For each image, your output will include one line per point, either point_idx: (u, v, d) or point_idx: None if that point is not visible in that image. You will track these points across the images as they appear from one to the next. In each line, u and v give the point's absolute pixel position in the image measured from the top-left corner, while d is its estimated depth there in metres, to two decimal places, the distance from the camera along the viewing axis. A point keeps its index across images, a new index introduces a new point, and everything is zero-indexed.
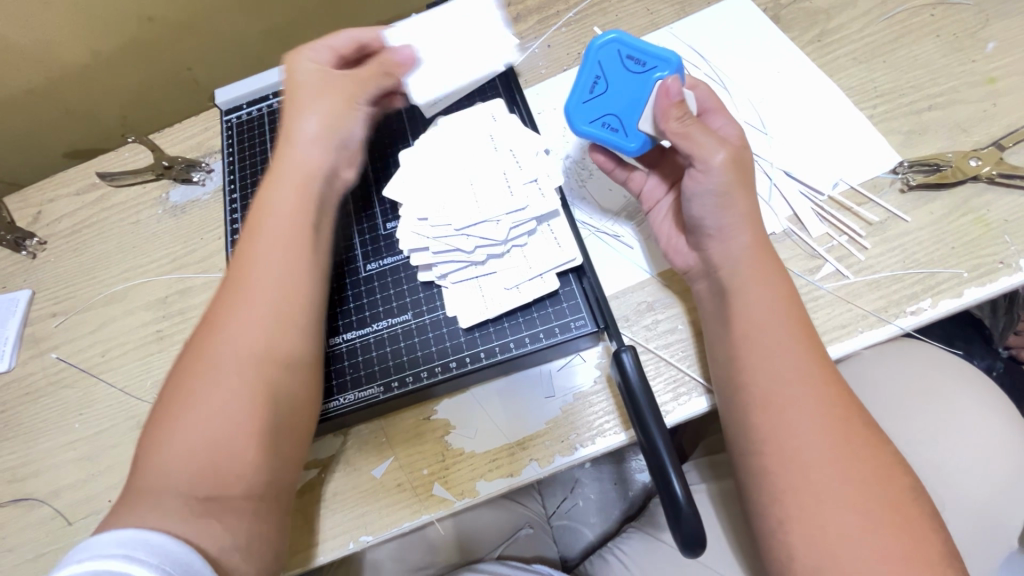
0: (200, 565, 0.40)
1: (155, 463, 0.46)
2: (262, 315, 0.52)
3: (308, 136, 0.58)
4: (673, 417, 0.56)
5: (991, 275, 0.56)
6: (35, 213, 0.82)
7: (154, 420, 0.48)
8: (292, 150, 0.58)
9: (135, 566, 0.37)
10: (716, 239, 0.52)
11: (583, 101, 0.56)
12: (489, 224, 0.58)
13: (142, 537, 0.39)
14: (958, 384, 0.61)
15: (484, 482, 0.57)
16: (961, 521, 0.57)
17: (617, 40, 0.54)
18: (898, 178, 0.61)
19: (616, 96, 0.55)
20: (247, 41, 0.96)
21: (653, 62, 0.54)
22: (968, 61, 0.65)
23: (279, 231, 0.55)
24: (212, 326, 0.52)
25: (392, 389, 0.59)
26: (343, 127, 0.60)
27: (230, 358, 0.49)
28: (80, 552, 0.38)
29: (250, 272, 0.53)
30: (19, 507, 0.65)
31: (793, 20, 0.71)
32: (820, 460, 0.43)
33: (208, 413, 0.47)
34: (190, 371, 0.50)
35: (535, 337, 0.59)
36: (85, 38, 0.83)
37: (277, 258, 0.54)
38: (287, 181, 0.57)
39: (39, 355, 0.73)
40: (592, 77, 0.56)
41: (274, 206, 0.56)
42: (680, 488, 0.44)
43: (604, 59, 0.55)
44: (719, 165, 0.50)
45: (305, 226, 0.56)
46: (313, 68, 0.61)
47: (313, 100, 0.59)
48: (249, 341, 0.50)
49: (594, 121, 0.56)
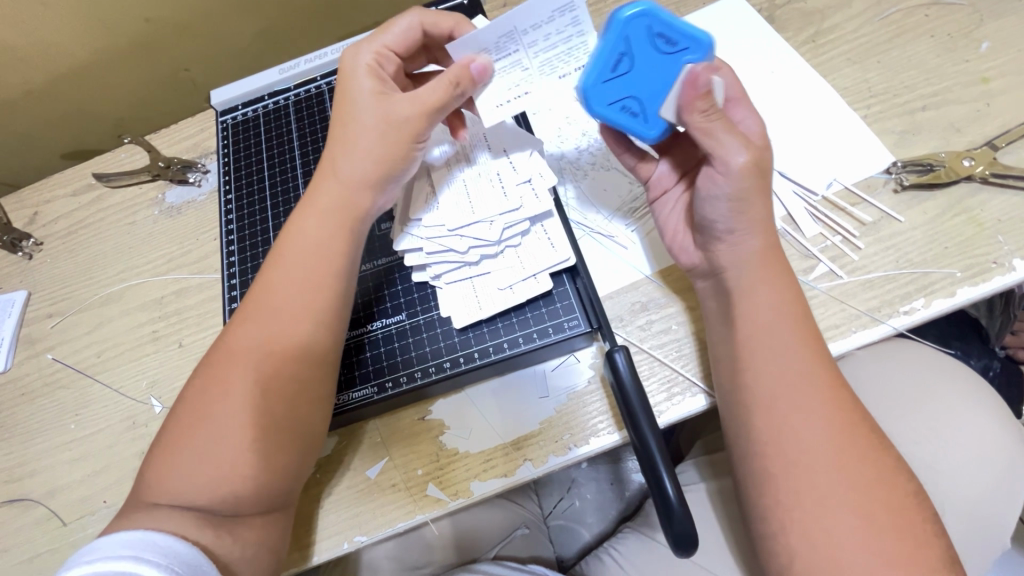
0: (207, 565, 0.43)
1: (167, 488, 0.46)
2: (284, 350, 0.50)
3: (354, 173, 0.53)
4: (667, 417, 0.56)
5: (984, 275, 0.56)
6: (31, 214, 0.82)
7: (166, 441, 0.49)
8: (333, 182, 0.54)
9: (145, 567, 0.40)
10: (728, 241, 0.51)
11: (602, 80, 0.50)
12: (483, 224, 0.58)
13: (150, 539, 0.42)
14: (952, 384, 0.61)
15: (478, 482, 0.57)
16: (956, 520, 0.57)
17: (650, 14, 0.48)
18: (891, 178, 0.61)
19: (639, 79, 0.50)
20: (243, 42, 0.97)
21: (685, 43, 0.49)
22: (962, 61, 0.65)
23: (307, 266, 0.52)
24: (234, 351, 0.50)
25: (386, 390, 0.59)
26: (394, 169, 0.53)
27: (248, 396, 0.48)
28: (88, 554, 0.40)
29: (275, 302, 0.52)
30: (14, 508, 0.65)
31: (788, 21, 0.71)
32: (811, 459, 0.43)
33: (220, 447, 0.47)
34: (208, 393, 0.49)
35: (529, 338, 0.59)
36: (81, 39, 0.84)
37: (301, 292, 0.52)
38: (326, 213, 0.54)
39: (35, 356, 0.74)
40: (616, 53, 0.49)
41: (306, 236, 0.54)
42: (671, 487, 0.44)
43: (632, 35, 0.48)
44: (741, 168, 0.47)
45: (337, 263, 0.53)
46: (372, 91, 0.53)
47: (370, 133, 0.53)
48: (269, 371, 0.49)
49: (611, 104, 0.51)
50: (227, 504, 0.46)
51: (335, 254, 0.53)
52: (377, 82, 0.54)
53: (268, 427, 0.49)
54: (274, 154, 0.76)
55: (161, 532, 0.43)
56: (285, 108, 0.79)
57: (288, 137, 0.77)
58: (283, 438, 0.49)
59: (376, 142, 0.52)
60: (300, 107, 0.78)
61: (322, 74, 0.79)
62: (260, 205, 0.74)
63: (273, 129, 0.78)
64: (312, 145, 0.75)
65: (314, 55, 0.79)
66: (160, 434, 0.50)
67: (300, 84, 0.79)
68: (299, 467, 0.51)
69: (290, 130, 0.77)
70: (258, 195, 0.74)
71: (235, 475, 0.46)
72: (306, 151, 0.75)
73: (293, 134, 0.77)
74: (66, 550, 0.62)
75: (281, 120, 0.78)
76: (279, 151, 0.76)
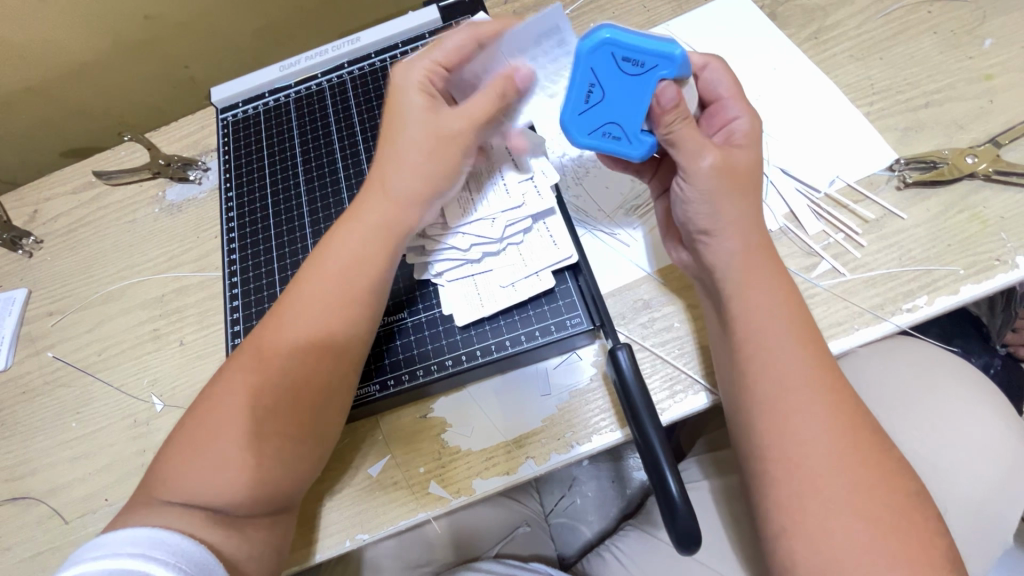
0: (213, 564, 0.42)
1: (180, 486, 0.46)
2: (320, 367, 0.50)
3: (401, 191, 0.53)
4: (669, 414, 0.56)
5: (987, 272, 0.56)
6: (32, 211, 0.82)
7: (185, 438, 0.48)
8: (379, 197, 0.54)
9: (152, 564, 0.40)
10: (707, 242, 0.51)
11: (579, 112, 0.51)
12: (484, 222, 0.58)
13: (155, 536, 0.42)
14: (955, 381, 0.61)
15: (481, 480, 0.57)
16: (959, 518, 0.57)
17: (610, 41, 0.48)
18: (894, 175, 0.61)
19: (613, 104, 0.50)
20: (243, 39, 0.96)
21: (653, 61, 0.48)
22: (965, 58, 0.65)
23: (345, 280, 0.52)
24: (269, 361, 0.50)
25: (387, 388, 0.59)
26: (439, 187, 0.53)
27: (277, 407, 0.48)
28: (94, 551, 0.40)
29: (313, 314, 0.51)
30: (16, 506, 0.65)
31: (790, 17, 0.71)
32: (815, 458, 0.43)
33: (240, 451, 0.47)
34: (238, 401, 0.49)
35: (531, 336, 0.59)
36: (81, 36, 0.83)
37: (335, 304, 0.52)
38: (367, 228, 0.54)
39: (36, 354, 0.73)
40: (585, 85, 0.50)
41: (344, 247, 0.53)
42: (674, 486, 0.44)
43: (597, 66, 0.49)
44: (704, 172, 0.49)
45: (373, 279, 0.53)
46: (424, 104, 0.53)
47: (420, 148, 0.53)
48: (303, 385, 0.50)
49: (593, 132, 0.51)
50: (234, 505, 0.46)
51: (370, 267, 0.53)
52: (427, 97, 0.53)
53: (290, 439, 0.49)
54: (275, 151, 0.76)
55: (166, 530, 0.43)
56: (286, 105, 0.78)
57: (288, 134, 0.77)
58: (302, 449, 0.50)
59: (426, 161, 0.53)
60: (301, 104, 0.78)
61: (323, 71, 0.79)
62: (261, 202, 0.73)
63: (273, 127, 0.77)
64: (313, 142, 0.75)
65: (314, 53, 0.79)
66: (179, 429, 0.50)
67: (300, 81, 0.79)
68: (305, 467, 0.51)
69: (291, 128, 0.77)
70: (259, 193, 0.74)
71: (236, 474, 0.46)
72: (307, 148, 0.75)
73: (294, 131, 0.76)
74: (68, 548, 0.62)
75: (281, 118, 0.78)
76: (279, 148, 0.76)
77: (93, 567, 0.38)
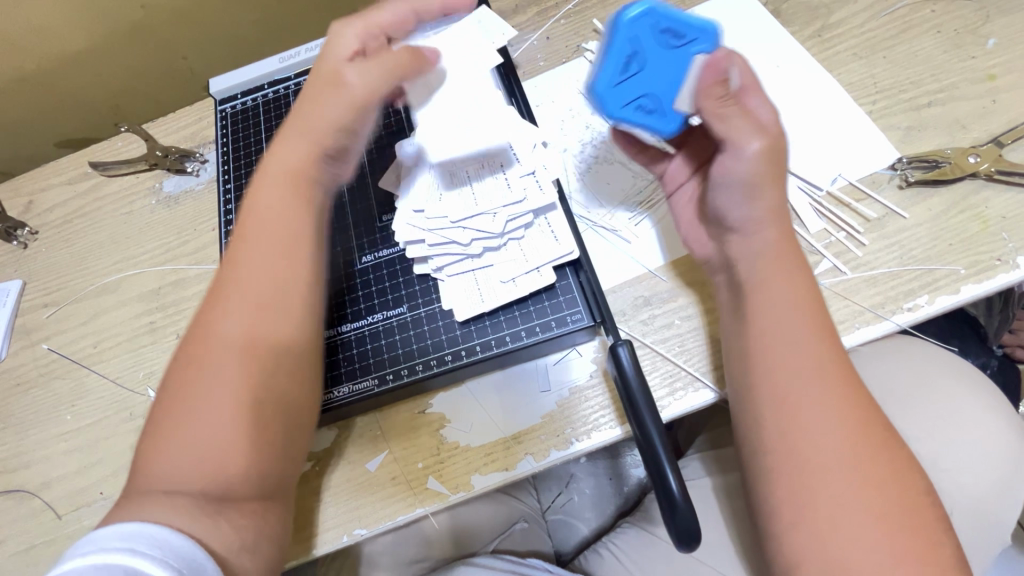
0: (204, 561, 0.40)
1: (156, 470, 0.45)
2: (260, 317, 0.50)
3: (316, 128, 0.54)
4: (669, 411, 0.56)
5: (989, 272, 0.56)
6: (27, 202, 0.81)
7: (152, 425, 0.48)
8: (296, 136, 0.54)
9: (141, 560, 0.37)
10: (741, 235, 0.51)
11: (615, 83, 0.52)
12: (486, 217, 0.58)
13: (146, 531, 0.39)
14: (955, 380, 0.61)
15: (479, 475, 0.57)
16: (957, 516, 0.57)
17: (651, 13, 0.51)
18: (897, 174, 0.61)
19: (650, 77, 0.52)
20: (242, 30, 0.95)
21: (691, 35, 0.52)
22: (968, 58, 0.65)
23: (281, 229, 0.53)
24: (209, 325, 0.50)
25: (386, 382, 0.59)
26: (357, 124, 0.55)
27: (229, 362, 0.48)
28: (83, 546, 0.37)
29: (250, 269, 0.52)
30: (9, 499, 0.64)
31: (794, 14, 0.70)
32: (821, 453, 0.43)
33: (208, 411, 0.47)
34: (187, 371, 0.49)
35: (531, 332, 0.58)
36: (77, 25, 0.82)
37: (273, 253, 0.52)
38: (284, 176, 0.54)
39: (30, 346, 0.73)
40: (626, 55, 0.52)
41: (266, 200, 0.54)
42: (674, 482, 0.44)
43: (637, 33, 0.51)
44: (753, 155, 0.49)
45: (306, 227, 0.54)
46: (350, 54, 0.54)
47: (331, 92, 0.53)
48: (245, 338, 0.49)
49: (627, 106, 0.52)
50: (220, 480, 0.45)
51: (303, 210, 0.54)
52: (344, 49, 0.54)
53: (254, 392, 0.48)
54: (274, 144, 0.75)
55: (159, 525, 0.40)
56: (286, 97, 0.78)
57: None
58: (269, 408, 0.49)
59: (346, 108, 0.53)
60: (300, 96, 0.77)
61: None
62: None
63: (273, 119, 0.77)
64: None
65: (315, 45, 0.78)
66: (145, 423, 0.49)
67: (300, 73, 0.78)
68: (282, 435, 0.50)
69: None
70: None
71: (227, 465, 0.46)
72: None
73: None
74: (62, 542, 0.61)
75: (281, 110, 0.77)
76: None
77: (79, 564, 0.36)
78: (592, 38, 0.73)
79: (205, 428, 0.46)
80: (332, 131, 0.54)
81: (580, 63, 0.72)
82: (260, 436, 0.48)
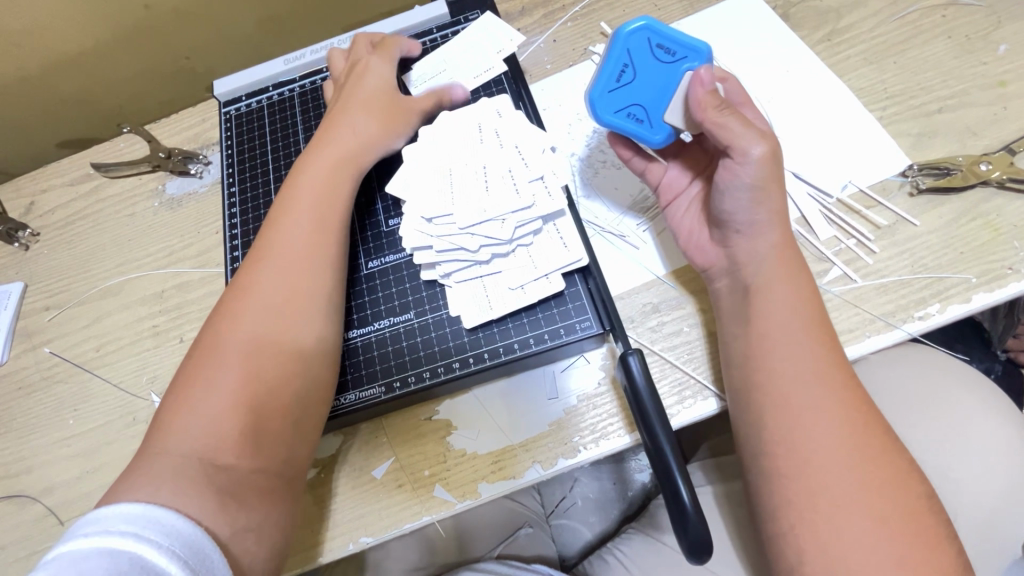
0: (209, 549, 0.39)
1: (176, 425, 0.45)
2: (294, 280, 0.53)
3: (358, 131, 0.62)
4: (678, 420, 0.55)
5: (1000, 280, 0.55)
6: (28, 203, 0.80)
7: (176, 383, 0.49)
8: (342, 134, 0.62)
9: (147, 548, 0.36)
10: (743, 236, 0.51)
11: (609, 90, 0.54)
12: (494, 222, 0.57)
13: (153, 514, 0.38)
14: (963, 389, 0.61)
15: (486, 483, 0.56)
16: (967, 526, 0.57)
17: (647, 29, 0.53)
18: (907, 181, 0.61)
19: (643, 88, 0.54)
20: (245, 30, 0.95)
21: (682, 52, 0.53)
22: (979, 63, 0.64)
23: (317, 205, 0.57)
24: (245, 288, 0.53)
25: (393, 390, 0.58)
26: (391, 136, 0.63)
27: (261, 326, 0.51)
28: (87, 526, 0.37)
29: (287, 238, 0.55)
30: (11, 504, 0.64)
31: (803, 19, 0.70)
32: (832, 464, 0.43)
33: (234, 367, 0.48)
34: (220, 330, 0.51)
35: (539, 339, 0.58)
36: (80, 24, 0.82)
37: (309, 224, 0.56)
38: (325, 161, 0.60)
39: (32, 349, 0.72)
40: (620, 65, 0.54)
41: (307, 178, 0.59)
42: (686, 493, 0.44)
43: (633, 47, 0.53)
44: (757, 160, 0.48)
45: (340, 205, 0.58)
46: (383, 80, 0.66)
47: (371, 107, 0.63)
48: (280, 299, 0.52)
49: (619, 112, 0.54)
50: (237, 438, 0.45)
51: (339, 191, 0.59)
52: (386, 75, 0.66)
53: (280, 356, 0.50)
54: (279, 146, 0.75)
55: (164, 508, 0.39)
56: (291, 99, 0.77)
57: (293, 128, 0.75)
58: (293, 370, 0.50)
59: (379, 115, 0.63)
60: (305, 99, 0.77)
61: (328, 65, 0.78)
62: (264, 198, 0.72)
63: (277, 121, 0.76)
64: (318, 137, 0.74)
65: (320, 46, 0.78)
66: (170, 381, 0.49)
67: (305, 75, 0.78)
68: (305, 400, 0.51)
69: (295, 122, 0.76)
70: (262, 188, 0.73)
71: (238, 462, 0.45)
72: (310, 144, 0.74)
73: (299, 126, 0.75)
74: None
75: (286, 112, 0.76)
76: (283, 143, 0.75)
77: (81, 546, 0.35)
78: (600, 42, 0.72)
79: (230, 385, 0.47)
80: (367, 130, 0.62)
81: (587, 67, 0.71)
82: (274, 407, 0.48)
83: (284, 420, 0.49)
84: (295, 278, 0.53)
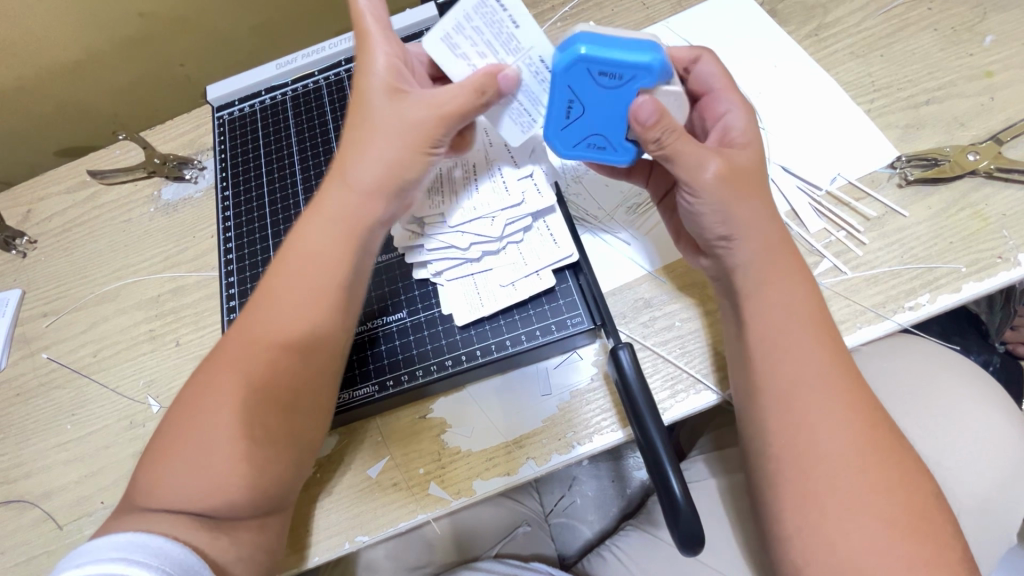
0: (197, 565, 0.42)
1: (162, 488, 0.46)
2: (283, 369, 0.48)
3: (363, 179, 0.50)
4: (671, 414, 0.56)
5: (990, 270, 0.55)
6: (25, 211, 0.81)
7: (158, 442, 0.48)
8: (340, 187, 0.51)
9: (139, 568, 0.39)
10: (728, 248, 0.50)
11: (561, 127, 0.50)
12: (484, 221, 0.57)
13: (139, 539, 0.41)
14: (959, 379, 0.61)
15: (481, 481, 0.56)
16: (964, 515, 0.57)
17: (583, 58, 0.45)
18: (896, 173, 0.61)
19: (596, 116, 0.49)
20: (238, 36, 0.95)
21: (630, 73, 0.45)
22: (966, 55, 0.65)
23: (310, 277, 0.50)
24: (233, 367, 0.48)
25: (386, 389, 0.59)
26: (406, 174, 0.50)
27: (245, 418, 0.47)
28: (77, 559, 0.39)
29: (278, 310, 0.49)
30: (10, 509, 0.64)
31: (791, 14, 0.70)
32: (826, 457, 0.43)
33: (211, 454, 0.46)
34: (204, 412, 0.47)
35: (531, 335, 0.58)
36: (76, 34, 0.82)
37: (301, 301, 0.49)
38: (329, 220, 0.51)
39: (31, 355, 0.72)
40: (565, 102, 0.48)
41: (306, 239, 0.50)
42: (678, 487, 0.44)
43: (572, 82, 0.46)
44: (710, 183, 0.48)
45: (337, 274, 0.50)
46: (389, 86, 0.50)
47: (377, 132, 0.50)
48: (266, 387, 0.48)
49: (578, 146, 0.51)
50: (232, 509, 0.46)
51: (336, 263, 0.50)
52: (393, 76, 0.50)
53: (263, 445, 0.47)
54: (271, 149, 0.75)
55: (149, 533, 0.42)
56: (283, 103, 0.78)
57: (285, 132, 0.76)
58: (277, 450, 0.48)
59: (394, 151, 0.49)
60: (298, 102, 0.77)
61: (319, 69, 0.78)
62: (257, 200, 0.73)
63: (270, 125, 0.77)
64: (309, 140, 0.75)
65: (311, 50, 0.78)
66: (155, 430, 0.49)
67: (298, 79, 0.79)
68: (290, 469, 0.50)
69: (287, 125, 0.76)
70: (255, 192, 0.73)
71: (235, 514, 0.46)
72: (303, 147, 0.75)
73: (291, 130, 0.76)
74: (63, 552, 0.61)
75: (279, 116, 0.77)
76: (275, 147, 0.75)
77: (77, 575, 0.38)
78: None
79: (211, 472, 0.45)
80: (367, 173, 0.50)
81: None
82: (262, 478, 0.47)
83: (267, 495, 0.48)
84: (276, 370, 0.48)
